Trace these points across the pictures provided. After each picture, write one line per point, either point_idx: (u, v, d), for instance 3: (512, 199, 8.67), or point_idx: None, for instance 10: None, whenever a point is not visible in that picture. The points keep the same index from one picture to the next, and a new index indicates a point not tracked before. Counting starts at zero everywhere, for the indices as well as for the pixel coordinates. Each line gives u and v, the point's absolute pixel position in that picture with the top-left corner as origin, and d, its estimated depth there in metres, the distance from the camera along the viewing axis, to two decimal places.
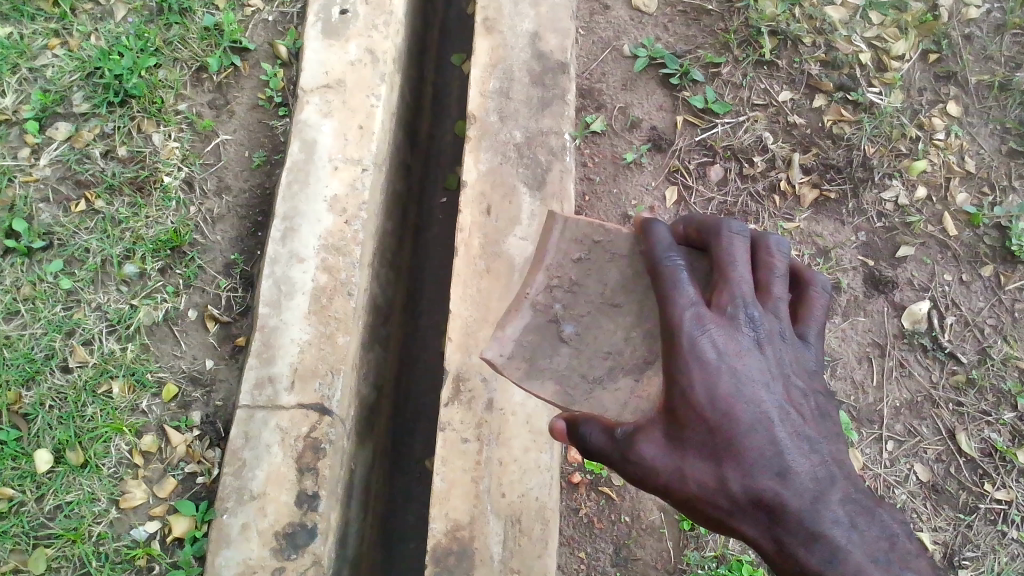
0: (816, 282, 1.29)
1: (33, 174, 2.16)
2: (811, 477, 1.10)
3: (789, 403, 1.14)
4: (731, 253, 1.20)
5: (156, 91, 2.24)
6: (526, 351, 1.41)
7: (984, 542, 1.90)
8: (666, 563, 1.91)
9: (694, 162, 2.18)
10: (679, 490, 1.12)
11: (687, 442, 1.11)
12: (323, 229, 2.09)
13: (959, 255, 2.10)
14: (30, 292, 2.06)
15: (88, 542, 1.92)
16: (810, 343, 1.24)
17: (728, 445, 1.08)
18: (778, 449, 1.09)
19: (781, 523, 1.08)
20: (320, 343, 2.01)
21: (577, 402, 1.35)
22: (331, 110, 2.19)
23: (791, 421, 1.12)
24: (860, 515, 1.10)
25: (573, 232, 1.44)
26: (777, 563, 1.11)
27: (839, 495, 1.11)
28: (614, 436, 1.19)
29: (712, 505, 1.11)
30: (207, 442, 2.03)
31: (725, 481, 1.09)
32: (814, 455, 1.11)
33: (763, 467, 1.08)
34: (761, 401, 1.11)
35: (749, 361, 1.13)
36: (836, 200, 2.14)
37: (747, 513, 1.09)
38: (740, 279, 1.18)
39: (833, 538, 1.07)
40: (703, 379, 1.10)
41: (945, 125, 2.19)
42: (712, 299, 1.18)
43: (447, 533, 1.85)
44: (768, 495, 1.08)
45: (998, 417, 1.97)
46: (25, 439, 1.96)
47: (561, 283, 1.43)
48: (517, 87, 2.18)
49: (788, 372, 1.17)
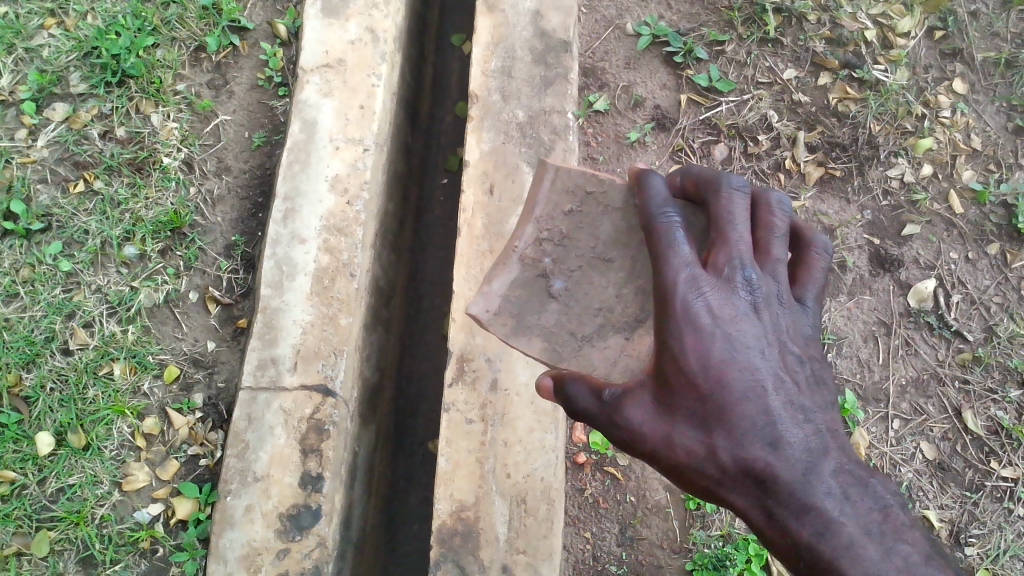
0: (817, 244, 1.27)
1: (31, 156, 2.14)
2: (804, 448, 1.09)
3: (783, 370, 1.13)
4: (730, 210, 1.17)
5: (154, 71, 2.21)
6: (514, 306, 1.42)
7: (990, 520, 1.89)
8: (672, 542, 1.90)
9: (698, 141, 2.16)
10: (667, 456, 1.12)
11: (677, 409, 1.11)
12: (324, 210, 2.07)
13: (965, 233, 2.09)
14: (29, 274, 2.04)
15: (91, 525, 1.90)
16: (808, 307, 1.23)
17: (719, 414, 1.08)
18: (770, 418, 1.09)
19: (771, 494, 1.08)
20: (322, 324, 1.99)
21: (565, 359, 1.37)
22: (332, 90, 2.17)
23: (785, 389, 1.11)
24: (854, 487, 1.10)
25: (564, 183, 1.43)
26: (764, 532, 1.11)
27: (832, 466, 1.10)
28: (602, 398, 1.19)
29: (700, 473, 1.11)
30: (209, 424, 2.02)
31: (715, 450, 1.09)
32: (807, 424, 1.11)
33: (754, 436, 1.08)
34: (755, 368, 1.10)
35: (743, 327, 1.11)
36: (841, 178, 2.13)
37: (735, 483, 1.10)
38: (738, 239, 1.16)
39: (825, 510, 1.07)
40: (695, 344, 1.09)
41: (951, 103, 2.18)
42: (708, 259, 1.16)
43: (452, 514, 1.84)
44: (758, 466, 1.08)
45: (1004, 394, 1.96)
46: (26, 422, 1.95)
47: (551, 236, 1.43)
48: (520, 66, 2.16)
49: (784, 338, 1.15)
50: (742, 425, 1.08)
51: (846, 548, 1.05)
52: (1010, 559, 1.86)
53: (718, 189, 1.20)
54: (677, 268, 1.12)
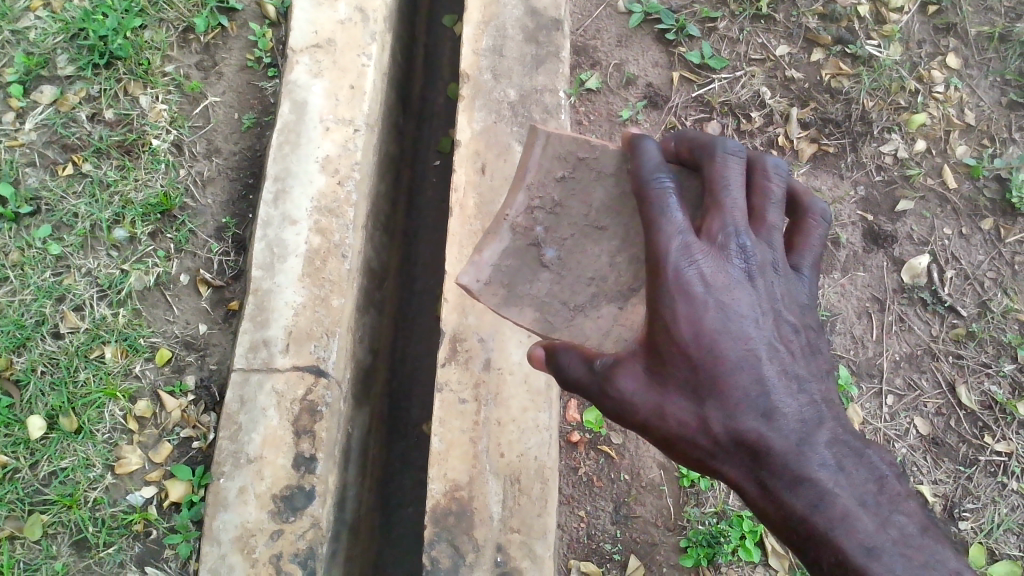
0: (814, 212, 1.27)
1: (19, 139, 2.12)
2: (798, 418, 1.09)
3: (778, 340, 1.12)
4: (725, 176, 1.16)
5: (143, 52, 2.19)
6: (504, 276, 1.41)
7: (984, 494, 1.88)
8: (666, 520, 1.89)
9: (691, 118, 2.15)
10: (658, 426, 1.12)
11: (669, 379, 1.10)
12: (315, 190, 2.06)
13: (959, 209, 2.08)
14: (19, 258, 2.03)
15: (84, 508, 1.90)
16: (803, 276, 1.22)
17: (711, 384, 1.07)
18: (764, 389, 1.08)
19: (764, 466, 1.08)
20: (314, 305, 1.98)
21: (557, 329, 1.38)
22: (321, 70, 2.16)
23: (779, 358, 1.11)
24: (849, 458, 1.10)
25: (555, 149, 1.41)
26: (756, 504, 1.11)
27: (826, 437, 1.10)
28: (593, 367, 1.19)
29: (691, 443, 1.11)
30: (202, 406, 2.01)
31: (706, 421, 1.08)
32: (802, 395, 1.10)
33: (747, 407, 1.07)
34: (749, 338, 1.09)
35: (737, 295, 1.10)
36: (835, 154, 2.11)
37: (728, 455, 1.10)
38: (733, 206, 1.15)
39: (819, 481, 1.07)
40: (688, 313, 1.07)
41: (944, 78, 2.16)
42: (702, 226, 1.15)
43: (446, 493, 1.84)
44: (751, 437, 1.07)
45: (998, 369, 1.96)
46: (17, 406, 1.93)
47: (542, 204, 1.41)
48: (511, 44, 2.14)
49: (779, 307, 1.14)
50: (734, 395, 1.07)
51: (840, 520, 1.06)
52: (1004, 533, 1.85)
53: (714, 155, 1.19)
54: (668, 236, 1.11)
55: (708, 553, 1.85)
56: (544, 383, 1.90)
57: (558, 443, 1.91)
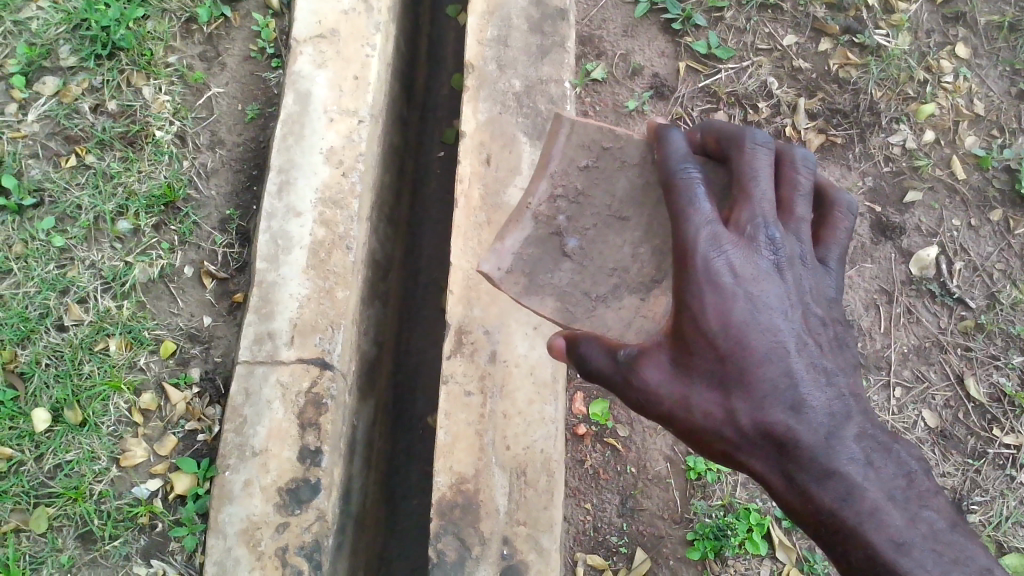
0: (841, 205, 1.25)
1: (21, 130, 2.11)
2: (826, 411, 1.08)
3: (806, 332, 1.11)
4: (754, 167, 1.15)
5: (145, 43, 2.18)
6: (526, 265, 1.40)
7: (993, 487, 1.87)
8: (673, 513, 1.88)
9: (697, 109, 2.13)
10: (684, 418, 1.11)
11: (696, 370, 1.09)
12: (319, 182, 2.05)
13: (968, 200, 2.06)
14: (22, 250, 2.02)
15: (89, 500, 1.89)
16: (830, 268, 1.21)
17: (740, 376, 1.06)
18: (792, 381, 1.07)
19: (792, 459, 1.07)
20: (319, 297, 1.97)
21: (578, 319, 1.37)
22: (325, 60, 2.14)
23: (807, 351, 1.10)
24: (877, 452, 1.09)
25: (579, 137, 1.39)
26: (782, 497, 1.10)
27: (854, 430, 1.09)
28: (617, 358, 1.18)
29: (717, 436, 1.09)
30: (207, 399, 2.00)
31: (734, 413, 1.07)
32: (830, 387, 1.09)
33: (776, 400, 1.06)
34: (778, 330, 1.08)
35: (766, 287, 1.09)
36: (843, 145, 2.10)
37: (755, 447, 1.08)
38: (762, 197, 1.13)
39: (848, 475, 1.06)
40: (717, 304, 1.07)
41: (953, 68, 2.15)
42: (731, 217, 1.14)
43: (452, 486, 1.83)
44: (779, 429, 1.06)
45: (1007, 361, 1.95)
46: (22, 399, 1.93)
47: (565, 193, 1.40)
48: (516, 34, 2.13)
49: (807, 299, 1.13)
50: (762, 387, 1.06)
51: (869, 514, 1.05)
52: (1012, 526, 1.84)
53: (743, 145, 1.17)
54: (697, 225, 1.09)
55: (715, 545, 1.84)
56: (550, 375, 1.89)
57: (565, 435, 1.90)
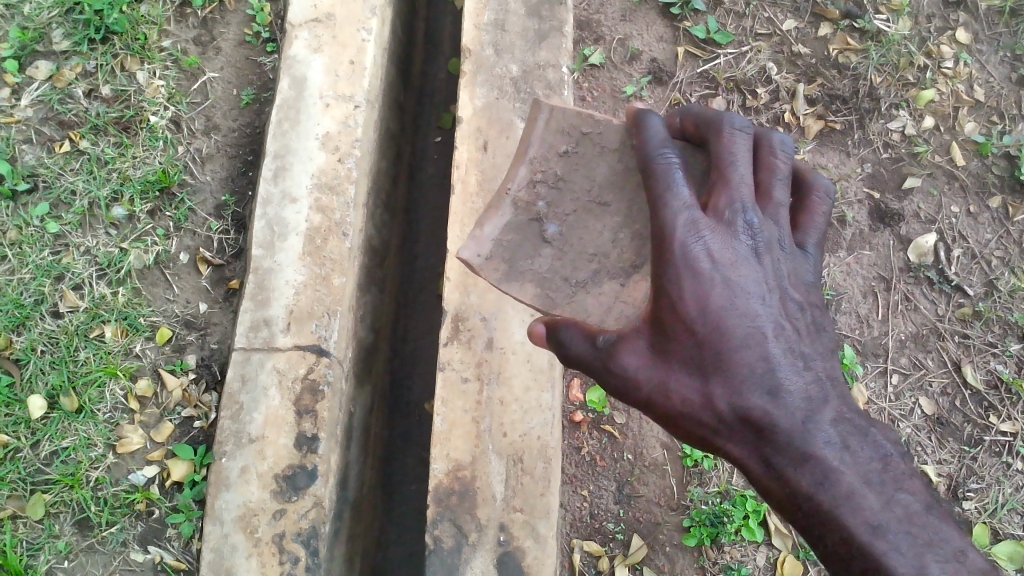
0: (817, 188, 1.25)
1: (14, 115, 2.10)
2: (803, 396, 1.08)
3: (783, 316, 1.11)
4: (732, 152, 1.14)
5: (139, 27, 2.16)
6: (506, 251, 1.39)
7: (989, 474, 1.86)
8: (669, 499, 1.88)
9: (695, 94, 2.11)
10: (663, 404, 1.10)
11: (673, 356, 1.09)
12: (315, 168, 2.04)
13: (967, 186, 2.05)
14: (16, 237, 2.01)
15: (86, 487, 1.89)
16: (807, 252, 1.21)
17: (717, 361, 1.06)
18: (770, 365, 1.07)
19: (769, 443, 1.07)
20: (315, 284, 1.97)
21: (559, 304, 1.36)
22: (321, 45, 2.12)
23: (785, 335, 1.09)
24: (854, 437, 1.09)
25: (558, 124, 1.40)
26: (760, 482, 1.10)
27: (831, 415, 1.09)
28: (595, 344, 1.17)
29: (696, 421, 1.09)
30: (203, 386, 1.99)
31: (711, 398, 1.07)
32: (807, 372, 1.09)
33: (753, 384, 1.06)
34: (754, 314, 1.08)
35: (743, 271, 1.09)
36: (842, 131, 2.08)
37: (732, 432, 1.08)
38: (740, 181, 1.13)
39: (824, 459, 1.06)
40: (694, 289, 1.06)
41: (954, 53, 2.13)
42: (709, 202, 1.13)
43: (449, 473, 1.83)
44: (756, 414, 1.06)
45: (1004, 348, 1.94)
46: (17, 385, 1.92)
47: (545, 178, 1.40)
48: (513, 19, 2.11)
49: (784, 284, 1.13)
50: (740, 371, 1.06)
51: (846, 497, 1.05)
52: (1007, 513, 1.84)
53: (722, 128, 1.16)
54: (677, 210, 1.09)
55: (711, 533, 1.83)
56: (547, 362, 1.89)
57: (561, 422, 1.90)
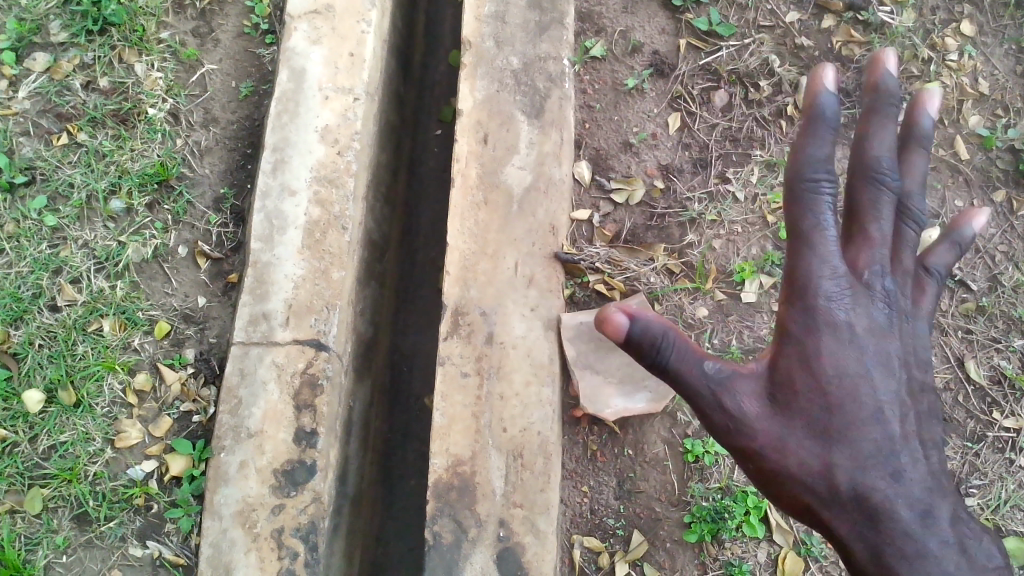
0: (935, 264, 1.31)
1: (11, 108, 2.08)
2: (923, 485, 1.14)
3: (907, 399, 1.19)
4: (878, 209, 1.20)
5: (137, 18, 2.14)
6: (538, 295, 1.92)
7: (991, 470, 1.82)
8: (670, 495, 1.85)
9: (698, 87, 2.09)
10: (776, 462, 1.18)
11: (795, 407, 1.17)
12: (314, 160, 2.02)
13: (970, 180, 2.01)
14: (14, 230, 2.00)
15: (84, 482, 1.88)
16: (926, 324, 1.28)
17: (845, 429, 1.14)
18: (892, 448, 1.14)
19: (881, 528, 1.12)
20: (314, 278, 1.95)
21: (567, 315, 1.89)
22: (320, 37, 2.10)
23: (909, 423, 1.17)
24: (967, 541, 1.13)
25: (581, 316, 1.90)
26: (861, 566, 1.14)
27: (948, 512, 1.14)
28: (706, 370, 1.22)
29: (809, 488, 1.16)
30: (202, 380, 1.98)
31: (833, 469, 1.14)
32: (926, 464, 1.16)
33: (877, 466, 1.13)
34: (880, 399, 1.16)
35: (875, 338, 1.18)
36: (845, 124, 2.05)
37: (845, 509, 1.14)
38: (883, 237, 1.20)
39: (936, 556, 1.09)
40: (829, 338, 1.16)
41: (959, 45, 2.09)
42: (851, 257, 1.20)
43: (448, 468, 1.83)
44: (877, 498, 1.12)
45: (1008, 344, 1.90)
46: (15, 379, 1.91)
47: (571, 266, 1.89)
48: (514, 10, 2.10)
49: (909, 365, 1.22)
50: (864, 446, 1.14)
51: None
52: (1010, 509, 1.80)
53: (870, 173, 1.21)
54: (826, 269, 1.15)
55: (712, 529, 1.81)
56: (547, 357, 1.88)
57: (561, 418, 1.89)
